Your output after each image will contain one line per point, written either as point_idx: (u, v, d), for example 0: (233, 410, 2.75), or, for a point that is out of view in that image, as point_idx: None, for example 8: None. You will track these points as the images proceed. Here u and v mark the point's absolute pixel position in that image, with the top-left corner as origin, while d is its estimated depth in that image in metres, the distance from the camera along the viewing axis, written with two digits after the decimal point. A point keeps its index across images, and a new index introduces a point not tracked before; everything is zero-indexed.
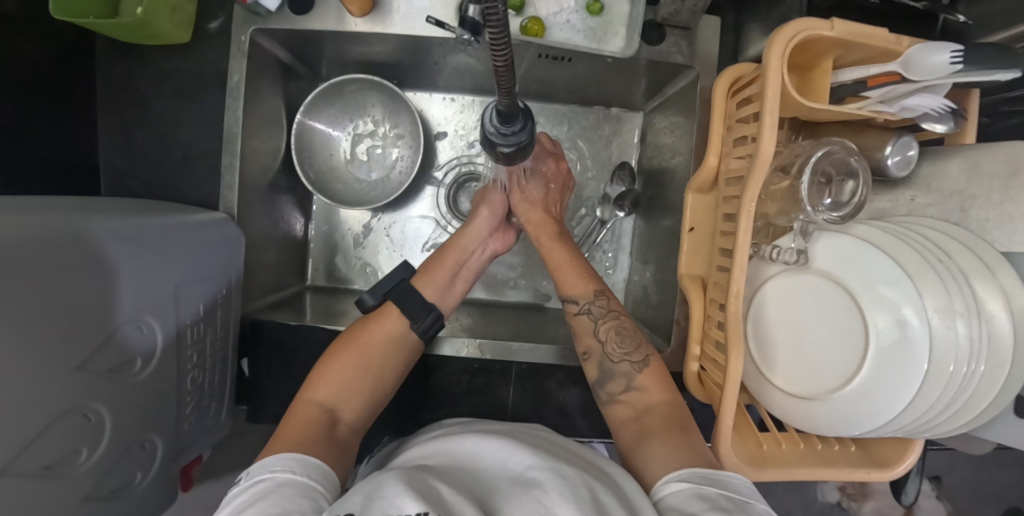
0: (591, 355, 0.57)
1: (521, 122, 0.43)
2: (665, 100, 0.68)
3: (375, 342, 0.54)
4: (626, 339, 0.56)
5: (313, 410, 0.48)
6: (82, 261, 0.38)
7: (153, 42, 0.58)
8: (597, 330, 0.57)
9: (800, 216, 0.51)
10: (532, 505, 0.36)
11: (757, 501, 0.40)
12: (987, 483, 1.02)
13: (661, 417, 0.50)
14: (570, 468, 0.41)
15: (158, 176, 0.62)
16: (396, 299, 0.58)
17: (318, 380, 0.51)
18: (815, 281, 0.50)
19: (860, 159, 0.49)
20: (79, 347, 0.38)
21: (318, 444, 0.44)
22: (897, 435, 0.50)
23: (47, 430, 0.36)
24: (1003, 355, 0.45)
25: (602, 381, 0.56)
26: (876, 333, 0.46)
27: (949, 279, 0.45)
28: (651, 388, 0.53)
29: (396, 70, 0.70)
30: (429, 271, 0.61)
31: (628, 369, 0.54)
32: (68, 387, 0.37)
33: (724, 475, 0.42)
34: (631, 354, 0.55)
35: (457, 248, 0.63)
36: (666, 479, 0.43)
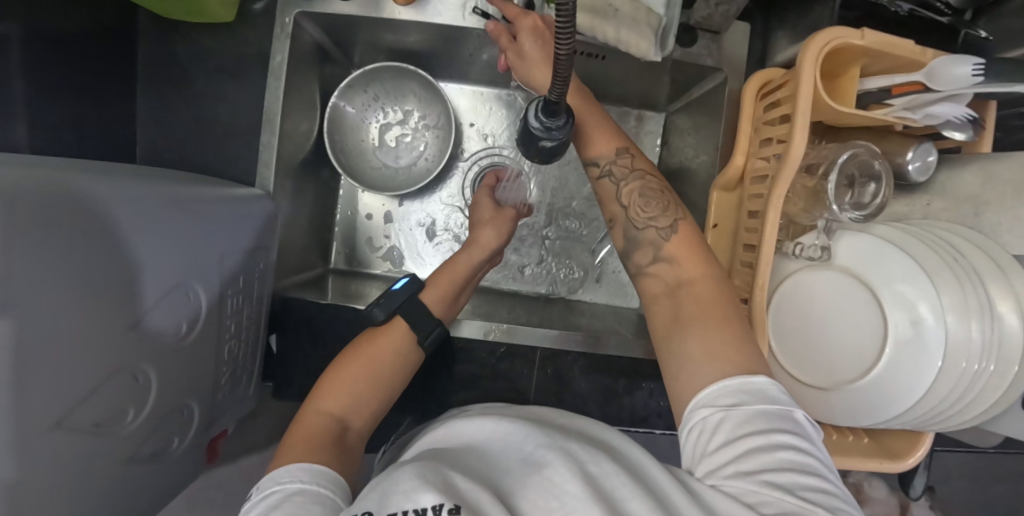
0: (617, 221, 0.55)
1: (566, 116, 0.42)
2: (690, 102, 0.70)
3: (382, 353, 0.52)
4: (652, 202, 0.53)
5: (321, 420, 0.47)
6: (133, 223, 0.39)
7: (198, 19, 0.59)
8: (620, 192, 0.54)
9: (826, 215, 0.53)
10: (547, 491, 0.36)
11: (788, 405, 0.40)
12: (978, 494, 1.06)
13: (699, 298, 0.48)
14: (574, 442, 0.41)
15: (195, 151, 0.62)
16: (408, 311, 0.55)
17: (328, 388, 0.49)
18: (835, 275, 0.52)
19: (883, 162, 0.51)
20: (133, 305, 0.39)
21: (326, 448, 0.43)
22: (908, 426, 0.52)
23: (103, 385, 0.37)
24: (1012, 357, 0.47)
25: (628, 252, 0.54)
26: (894, 328, 0.49)
27: (967, 282, 0.48)
28: (680, 259, 0.50)
29: (430, 59, 0.71)
30: (438, 282, 0.59)
31: (654, 235, 0.52)
32: (122, 347, 0.38)
33: (754, 383, 0.40)
34: (658, 221, 0.52)
35: (464, 262, 0.61)
36: (696, 398, 0.42)
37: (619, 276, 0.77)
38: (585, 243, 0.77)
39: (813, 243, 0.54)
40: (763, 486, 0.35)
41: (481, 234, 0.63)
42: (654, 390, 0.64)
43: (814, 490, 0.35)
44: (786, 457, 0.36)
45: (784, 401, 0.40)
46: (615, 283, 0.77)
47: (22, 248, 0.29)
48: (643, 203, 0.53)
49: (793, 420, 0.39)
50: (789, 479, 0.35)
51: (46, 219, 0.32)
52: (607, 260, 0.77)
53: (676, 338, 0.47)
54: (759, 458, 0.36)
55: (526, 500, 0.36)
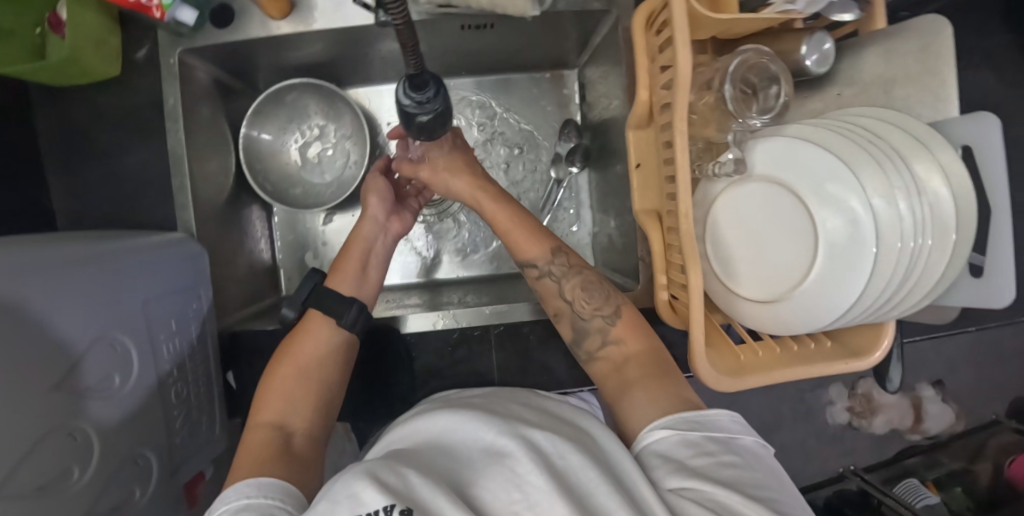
0: (563, 315, 0.57)
1: (433, 87, 0.42)
2: (593, 51, 0.69)
3: (308, 352, 0.52)
4: (595, 294, 0.56)
5: (263, 433, 0.46)
6: (40, 284, 0.38)
7: (83, 79, 0.59)
8: (563, 291, 0.57)
9: (734, 125, 0.53)
10: (511, 480, 0.36)
11: (743, 436, 0.43)
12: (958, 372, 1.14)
13: (644, 362, 0.52)
14: (536, 430, 0.40)
15: (112, 210, 0.62)
16: (315, 304, 0.55)
17: (263, 403, 0.49)
18: (759, 187, 0.52)
19: (778, 61, 0.50)
20: (56, 367, 0.38)
21: (276, 460, 0.43)
22: (866, 320, 0.52)
23: (38, 447, 0.36)
24: (947, 227, 0.47)
25: (579, 340, 0.56)
26: (823, 226, 0.48)
27: (885, 161, 0.47)
28: (627, 339, 0.53)
29: (331, 69, 0.71)
30: (340, 267, 0.59)
31: (602, 324, 0.55)
32: (51, 407, 0.37)
33: (707, 415, 0.44)
34: (602, 311, 0.55)
35: (359, 240, 0.61)
36: (652, 425, 0.44)
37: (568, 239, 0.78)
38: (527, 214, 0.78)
39: (727, 159, 0.53)
40: (713, 488, 0.36)
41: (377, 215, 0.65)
42: None
43: (757, 496, 0.37)
44: (730, 473, 0.39)
45: (734, 430, 0.43)
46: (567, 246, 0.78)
47: None
48: (586, 298, 0.56)
49: (743, 448, 0.42)
50: (733, 483, 0.37)
51: None
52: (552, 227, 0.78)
53: (628, 393, 0.49)
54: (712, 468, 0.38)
55: (490, 492, 0.36)
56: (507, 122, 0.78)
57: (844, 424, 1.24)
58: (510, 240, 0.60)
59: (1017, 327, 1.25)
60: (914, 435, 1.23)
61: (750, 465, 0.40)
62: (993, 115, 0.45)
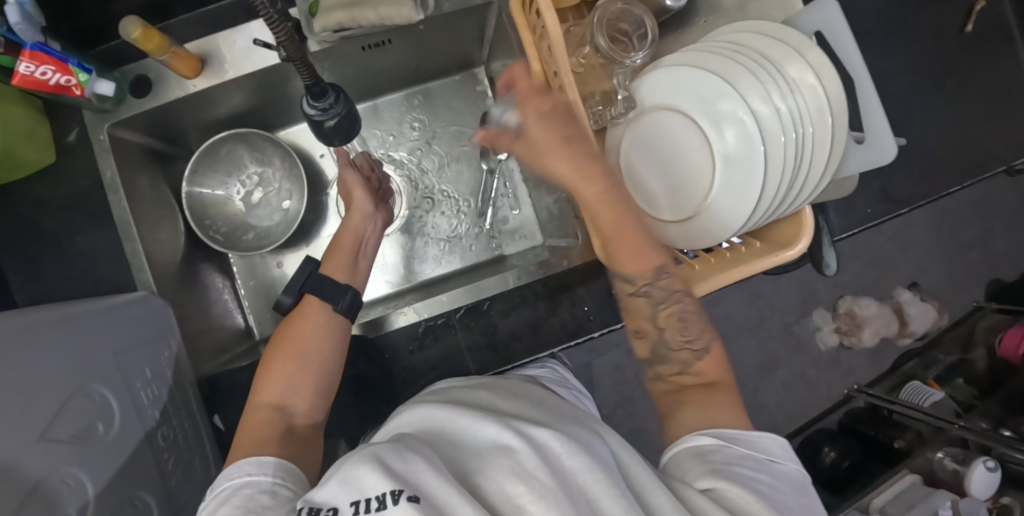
0: (647, 336, 0.53)
1: (332, 93, 0.47)
2: (491, 45, 0.75)
3: (305, 335, 0.54)
4: (691, 326, 0.51)
5: (263, 414, 0.48)
6: (9, 343, 0.41)
7: (22, 171, 0.62)
8: (655, 314, 0.51)
9: (618, 69, 0.58)
10: (514, 471, 0.34)
11: (786, 463, 0.40)
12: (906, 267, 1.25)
13: (723, 399, 0.46)
14: (541, 429, 0.38)
15: (71, 288, 0.64)
16: (312, 288, 0.57)
17: (263, 383, 0.51)
18: (654, 118, 0.57)
19: (640, 8, 0.56)
20: (37, 418, 0.40)
21: (275, 442, 0.45)
22: (783, 212, 0.55)
23: (32, 492, 0.38)
24: (822, 111, 0.52)
25: (653, 362, 0.53)
26: (716, 137, 0.54)
27: (757, 68, 0.52)
28: (708, 373, 0.49)
29: (255, 116, 0.75)
30: (334, 255, 0.62)
31: (688, 357, 0.50)
32: (38, 455, 0.39)
33: (751, 437, 0.41)
34: (694, 343, 0.50)
35: (351, 230, 0.64)
36: (693, 434, 0.42)
37: (513, 222, 0.82)
38: (470, 207, 0.82)
39: (618, 101, 0.58)
40: (745, 498, 0.34)
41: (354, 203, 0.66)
42: (573, 298, 0.66)
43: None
44: (766, 489, 0.36)
45: (779, 454, 0.41)
46: (514, 228, 0.82)
47: None
48: (679, 327, 0.51)
49: (786, 472, 0.39)
50: (769, 499, 0.35)
51: None
52: (496, 213, 0.82)
53: (676, 411, 0.47)
54: (748, 477, 0.36)
55: (492, 484, 0.34)
56: (432, 129, 0.83)
57: (835, 346, 1.26)
58: (614, 253, 0.51)
59: (968, 213, 1.30)
60: (904, 340, 1.25)
61: (792, 493, 0.37)
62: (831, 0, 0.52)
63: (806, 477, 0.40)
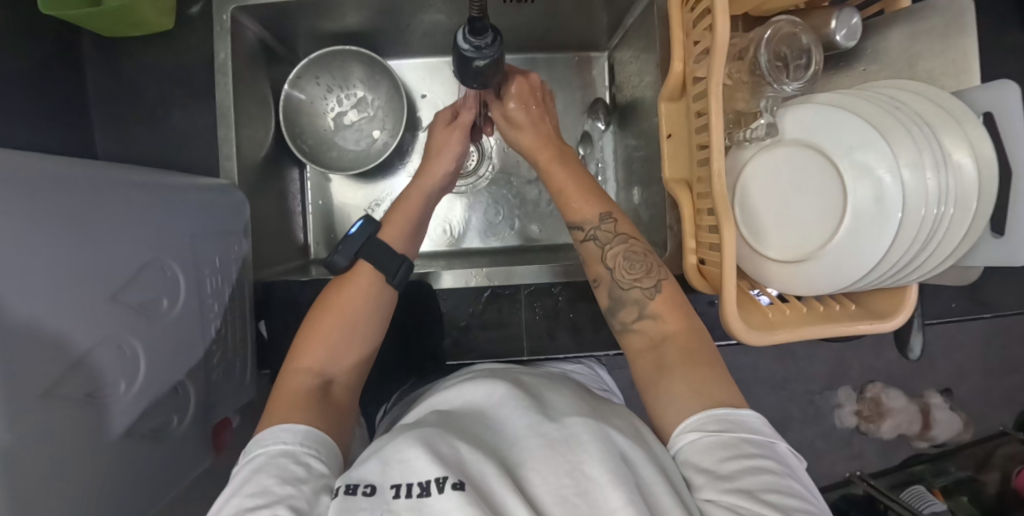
0: (602, 281, 0.56)
1: (492, 33, 0.44)
2: (626, 32, 0.72)
3: (353, 302, 0.51)
4: (637, 264, 0.53)
5: (304, 379, 0.47)
6: (101, 200, 0.40)
7: (138, 31, 0.63)
8: (605, 256, 0.55)
9: (768, 92, 0.55)
10: (562, 461, 0.33)
11: (777, 441, 0.41)
12: (941, 373, 1.25)
13: (681, 345, 0.48)
14: (578, 415, 0.37)
15: (155, 159, 0.65)
16: (368, 255, 0.54)
17: (304, 349, 0.49)
18: (789, 153, 0.53)
19: (806, 33, 0.53)
20: (111, 279, 0.40)
21: (313, 410, 0.43)
22: (887, 283, 0.53)
23: (90, 353, 0.38)
24: (970, 197, 0.48)
25: (613, 309, 0.54)
26: (853, 192, 0.49)
27: (916, 131, 0.48)
28: (665, 314, 0.51)
29: (370, 38, 0.73)
30: (392, 220, 0.58)
31: (638, 296, 0.53)
32: (103, 318, 0.39)
33: (744, 415, 0.41)
34: (641, 281, 0.53)
35: (417, 194, 0.60)
36: (684, 423, 0.42)
37: None
38: None
39: (760, 124, 0.55)
40: (752, 503, 0.34)
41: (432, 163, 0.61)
42: None
43: (797, 509, 0.35)
44: (767, 478, 0.36)
45: (771, 434, 0.41)
46: None
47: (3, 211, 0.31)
48: (627, 266, 0.54)
49: (781, 452, 0.40)
50: (771, 494, 0.35)
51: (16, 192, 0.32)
52: None
53: (665, 377, 0.46)
54: (749, 478, 0.36)
55: (536, 474, 0.33)
56: None
57: (850, 428, 1.23)
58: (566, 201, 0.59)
59: None
60: (920, 442, 1.23)
61: (789, 473, 0.38)
62: (1014, 85, 0.47)
63: (796, 454, 0.42)
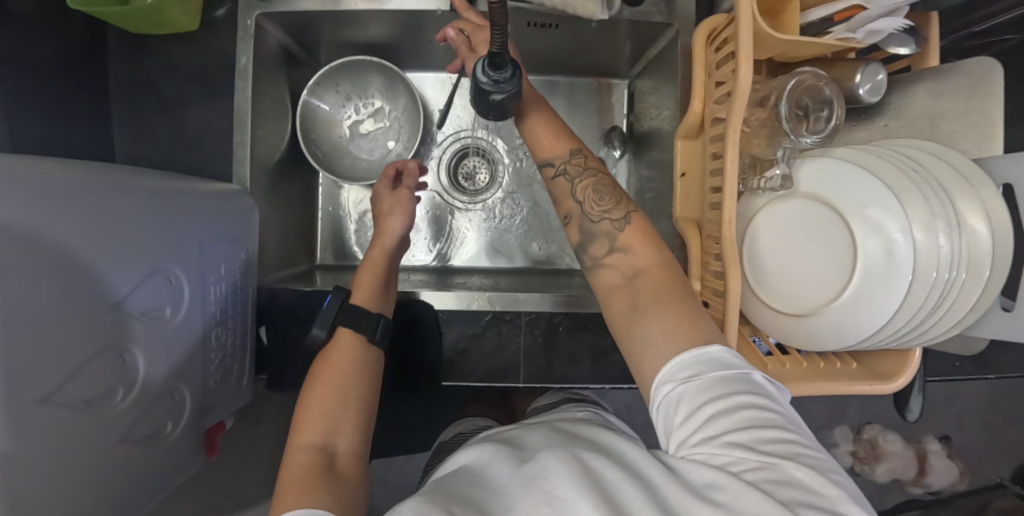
0: (573, 217, 0.53)
1: (510, 68, 0.44)
2: (648, 63, 0.71)
3: (340, 367, 0.52)
4: (606, 196, 0.51)
5: (307, 454, 0.45)
6: (111, 208, 0.40)
7: (162, 31, 0.63)
8: (575, 190, 0.52)
9: (785, 142, 0.54)
10: (538, 497, 0.32)
11: (753, 370, 0.40)
12: (940, 421, 1.23)
13: (656, 280, 0.46)
14: (544, 449, 0.37)
15: (171, 156, 0.66)
16: (345, 322, 0.55)
17: (300, 424, 0.48)
18: (801, 203, 0.53)
19: (832, 86, 0.52)
20: (115, 287, 0.40)
21: (322, 487, 0.41)
22: (893, 343, 0.52)
23: (90, 362, 0.38)
24: (982, 262, 0.48)
25: (584, 246, 0.51)
26: (863, 250, 0.49)
27: (933, 193, 0.48)
28: (638, 247, 0.48)
29: (392, 50, 0.73)
30: (360, 284, 0.59)
31: (610, 229, 0.50)
32: (104, 326, 0.39)
33: (712, 351, 0.40)
34: (612, 213, 0.51)
35: (374, 258, 0.61)
36: (657, 378, 0.41)
37: None
38: None
39: (775, 175, 0.55)
40: (724, 448, 0.34)
41: (383, 224, 0.64)
42: None
43: (778, 440, 0.34)
44: (743, 416, 0.36)
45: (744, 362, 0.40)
46: None
47: (11, 223, 0.31)
48: (597, 199, 0.51)
49: (756, 380, 0.39)
50: (750, 434, 0.35)
51: (27, 202, 0.33)
52: None
53: (637, 324, 0.44)
54: (722, 422, 0.36)
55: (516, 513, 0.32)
56: None
57: (844, 468, 1.22)
58: (536, 139, 0.55)
59: None
60: (915, 488, 1.20)
61: (767, 403, 0.37)
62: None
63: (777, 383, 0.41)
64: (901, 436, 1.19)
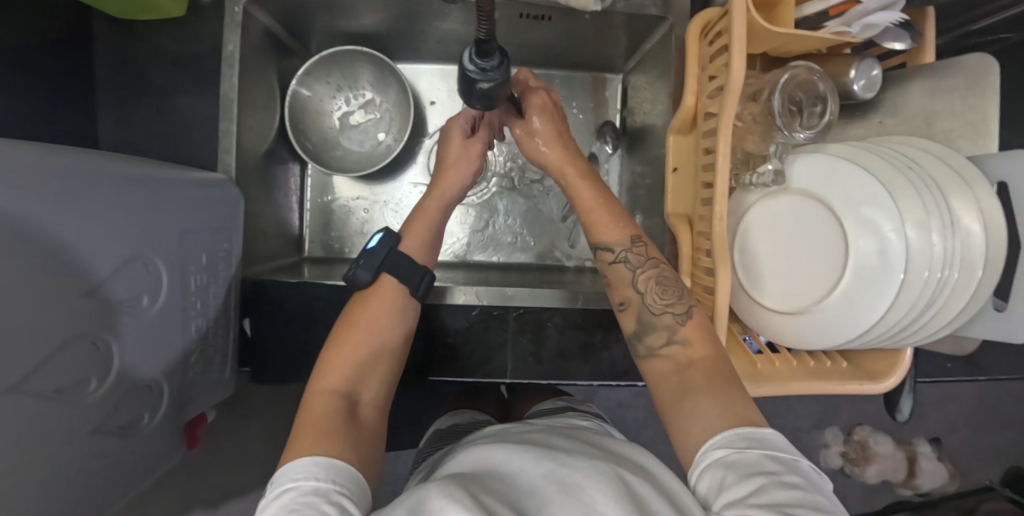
0: (630, 305, 0.53)
1: (499, 56, 0.43)
2: (643, 58, 0.71)
3: (379, 317, 0.51)
4: (670, 289, 0.51)
5: (327, 400, 0.45)
6: (87, 193, 0.39)
7: (148, 16, 0.62)
8: (637, 280, 0.52)
9: (778, 137, 0.53)
10: (575, 503, 0.32)
11: (803, 459, 0.39)
12: (931, 424, 1.23)
13: (709, 370, 0.46)
14: (587, 459, 0.37)
15: (155, 144, 0.65)
16: (392, 268, 0.53)
17: (323, 370, 0.48)
18: (794, 200, 0.52)
19: (826, 81, 0.52)
20: (90, 274, 0.39)
21: (342, 442, 0.41)
22: (884, 343, 0.52)
23: (61, 350, 0.37)
24: (975, 262, 0.47)
25: (641, 334, 0.51)
26: (856, 249, 0.48)
27: (927, 191, 0.47)
28: (696, 339, 0.49)
29: (384, 40, 0.72)
30: (413, 231, 0.56)
31: (671, 322, 0.50)
32: (78, 313, 0.38)
33: (765, 432, 0.40)
34: (674, 307, 0.50)
35: (437, 197, 0.58)
36: (706, 447, 0.41)
37: None
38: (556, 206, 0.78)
39: (766, 170, 0.53)
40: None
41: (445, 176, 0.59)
42: None
43: None
44: (793, 494, 0.34)
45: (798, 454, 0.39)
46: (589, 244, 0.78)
47: None
48: (660, 291, 0.51)
49: (807, 470, 0.38)
50: (800, 512, 0.32)
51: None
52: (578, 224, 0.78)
53: (687, 397, 0.45)
54: (774, 494, 0.34)
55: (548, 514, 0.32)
56: None
57: (835, 469, 1.22)
58: (591, 219, 0.55)
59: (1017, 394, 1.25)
60: (905, 490, 1.20)
61: (819, 492, 0.35)
62: None
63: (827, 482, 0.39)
64: (891, 438, 1.19)
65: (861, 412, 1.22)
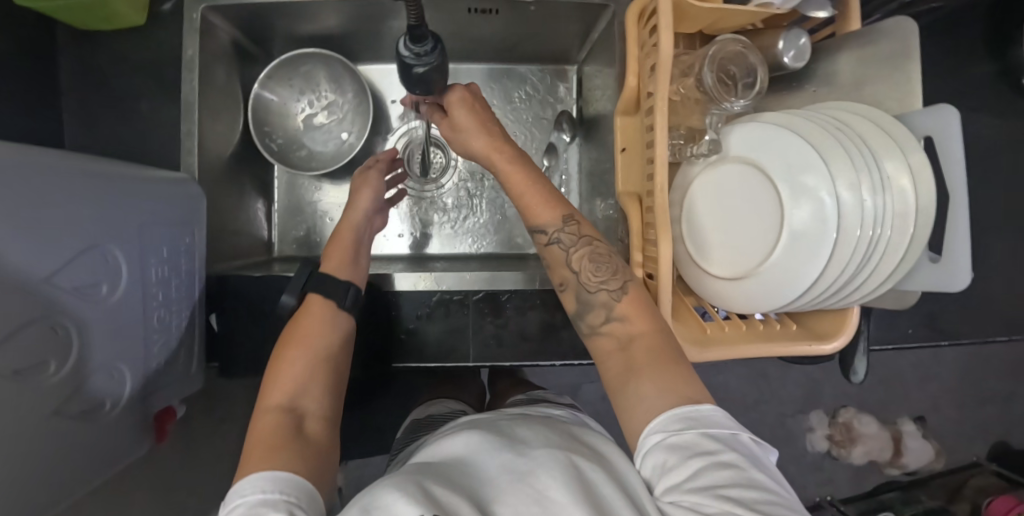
0: (567, 285, 0.53)
1: (433, 41, 0.45)
2: (592, 47, 0.74)
3: (309, 328, 0.54)
4: (603, 266, 0.51)
5: (274, 417, 0.46)
6: (50, 181, 0.40)
7: (109, 26, 0.65)
8: (569, 258, 0.52)
9: (711, 111, 0.57)
10: (526, 493, 0.33)
11: (742, 433, 0.41)
12: (916, 402, 1.24)
13: (649, 345, 0.47)
14: (548, 449, 0.38)
15: (120, 148, 0.67)
16: (316, 288, 0.57)
17: (269, 387, 0.49)
18: (734, 169, 0.54)
19: (755, 54, 0.54)
20: (52, 258, 0.40)
21: (289, 453, 0.42)
22: (830, 300, 0.53)
23: (19, 331, 0.38)
24: (907, 219, 0.48)
25: (580, 313, 0.52)
26: (792, 212, 0.50)
27: (857, 153, 0.49)
28: (632, 314, 0.49)
29: (344, 43, 0.75)
30: (333, 254, 0.60)
31: (605, 298, 0.50)
32: (37, 295, 0.39)
33: (704, 409, 0.41)
34: (608, 283, 0.51)
35: (348, 228, 0.63)
36: (646, 430, 0.41)
37: None
38: None
39: (704, 140, 0.56)
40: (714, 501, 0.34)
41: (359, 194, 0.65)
42: None
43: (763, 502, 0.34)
44: (728, 474, 0.36)
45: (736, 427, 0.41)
46: None
47: None
48: (592, 269, 0.52)
49: (742, 443, 0.40)
50: (735, 491, 0.35)
51: None
52: None
53: (631, 380, 0.45)
54: (710, 478, 0.35)
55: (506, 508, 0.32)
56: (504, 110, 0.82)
57: (822, 452, 1.22)
58: (526, 206, 0.54)
59: (998, 368, 1.26)
60: (892, 469, 1.21)
61: (753, 465, 0.37)
62: (953, 110, 0.47)
63: (759, 445, 0.41)
64: (875, 417, 1.20)
65: (844, 393, 1.23)
